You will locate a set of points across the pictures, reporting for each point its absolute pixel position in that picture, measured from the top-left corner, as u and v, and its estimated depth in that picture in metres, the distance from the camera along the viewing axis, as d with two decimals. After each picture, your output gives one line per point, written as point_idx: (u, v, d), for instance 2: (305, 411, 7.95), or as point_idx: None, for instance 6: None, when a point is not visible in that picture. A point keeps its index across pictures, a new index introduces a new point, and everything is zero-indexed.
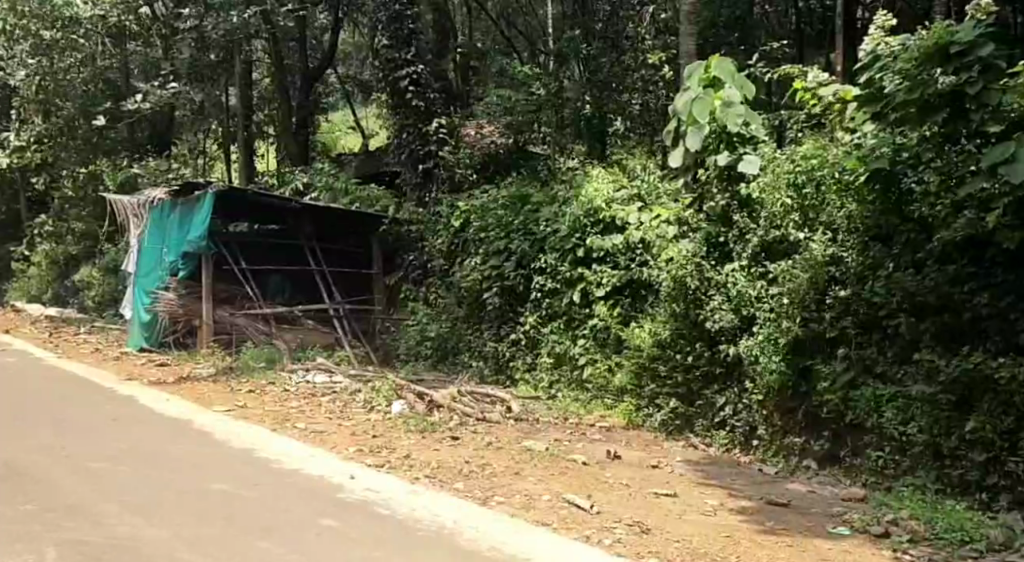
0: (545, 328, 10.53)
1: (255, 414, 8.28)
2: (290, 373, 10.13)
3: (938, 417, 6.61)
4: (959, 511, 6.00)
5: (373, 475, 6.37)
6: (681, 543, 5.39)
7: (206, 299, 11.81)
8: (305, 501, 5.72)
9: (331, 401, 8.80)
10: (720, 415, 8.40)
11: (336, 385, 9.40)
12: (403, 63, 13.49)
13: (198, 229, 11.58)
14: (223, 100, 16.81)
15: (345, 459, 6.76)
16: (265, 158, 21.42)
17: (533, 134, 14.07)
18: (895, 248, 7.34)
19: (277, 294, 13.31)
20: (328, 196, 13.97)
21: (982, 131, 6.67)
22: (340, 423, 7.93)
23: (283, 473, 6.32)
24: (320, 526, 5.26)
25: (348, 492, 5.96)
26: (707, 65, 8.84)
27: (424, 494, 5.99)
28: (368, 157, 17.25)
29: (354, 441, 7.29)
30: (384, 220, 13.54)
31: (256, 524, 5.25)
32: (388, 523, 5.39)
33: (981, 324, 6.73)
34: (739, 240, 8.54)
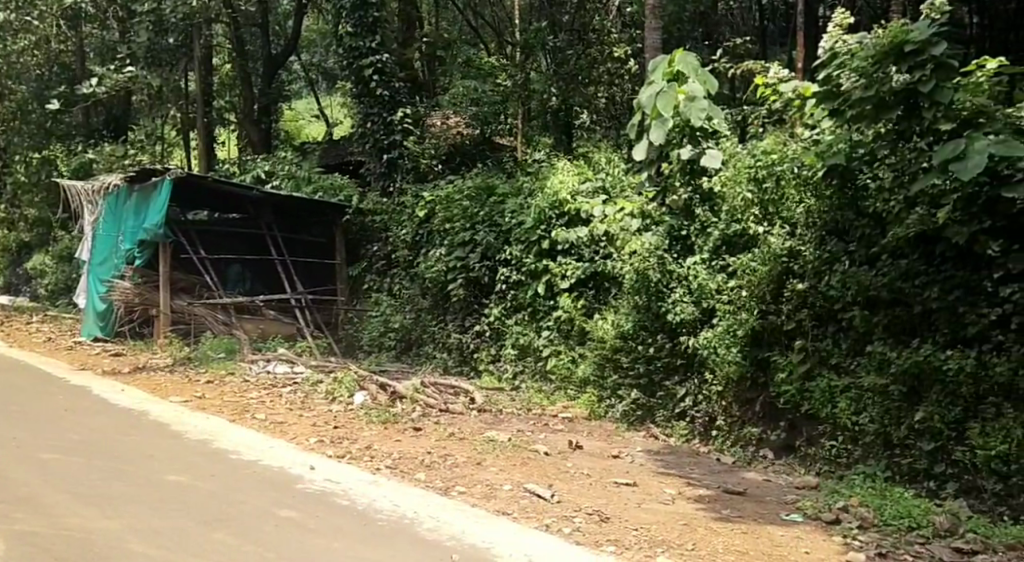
0: (510, 320, 10.60)
1: (212, 405, 8.25)
2: (250, 363, 10.11)
3: (888, 407, 6.80)
4: (907, 497, 6.16)
5: (335, 467, 6.40)
6: (639, 531, 5.50)
7: (163, 288, 11.63)
8: (262, 492, 5.73)
9: (292, 392, 8.77)
10: (680, 406, 8.52)
11: (297, 376, 9.41)
12: (368, 51, 13.51)
13: (154, 217, 11.44)
14: (181, 85, 16.52)
15: (306, 451, 6.78)
16: (226, 146, 21.24)
17: (500, 126, 14.59)
18: (851, 243, 7.51)
19: (237, 285, 13.31)
20: (290, 184, 13.95)
21: (933, 130, 6.83)
22: (300, 413, 7.95)
23: (241, 465, 6.33)
24: (278, 518, 5.28)
25: (309, 483, 5.98)
26: (671, 59, 8.92)
27: (386, 485, 6.03)
28: (332, 147, 17.07)
29: (314, 431, 7.33)
30: (347, 211, 13.33)
31: (212, 515, 5.27)
32: (348, 515, 5.40)
33: (930, 317, 6.87)
34: (701, 234, 8.72)
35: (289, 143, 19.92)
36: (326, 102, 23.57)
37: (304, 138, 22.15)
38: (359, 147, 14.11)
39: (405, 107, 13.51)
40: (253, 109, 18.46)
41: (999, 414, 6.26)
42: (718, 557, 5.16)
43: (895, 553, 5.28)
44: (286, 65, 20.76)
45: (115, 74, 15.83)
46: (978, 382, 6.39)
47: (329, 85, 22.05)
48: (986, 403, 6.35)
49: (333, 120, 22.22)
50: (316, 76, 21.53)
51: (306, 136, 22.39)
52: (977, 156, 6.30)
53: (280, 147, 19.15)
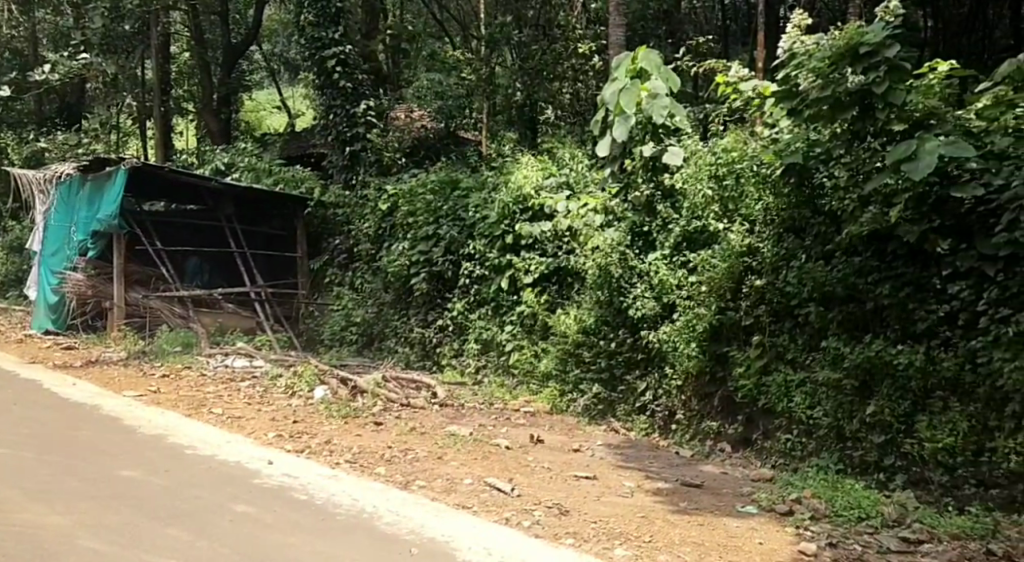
0: (473, 314, 10.65)
1: (168, 399, 8.19)
2: (208, 357, 10.05)
3: (841, 402, 6.96)
4: (858, 489, 6.31)
5: (294, 461, 6.42)
6: (597, 523, 5.58)
7: (117, 280, 11.49)
8: (218, 487, 5.73)
9: (251, 387, 8.74)
10: (640, 400, 8.62)
11: (256, 370, 9.38)
12: (331, 42, 13.50)
13: (108, 207, 11.28)
14: (137, 73, 16.48)
15: (264, 446, 6.77)
16: (184, 135, 20.99)
17: (465, 121, 15.14)
18: (807, 241, 7.66)
19: (195, 277, 13.17)
20: (248, 175, 13.82)
21: (886, 130, 6.99)
22: (259, 408, 7.93)
23: (198, 460, 6.31)
24: (233, 512, 5.29)
25: (268, 478, 5.99)
26: (634, 57, 9.04)
27: (346, 479, 6.06)
28: (293, 138, 16.98)
29: (272, 426, 7.32)
30: (309, 204, 13.28)
31: (166, 511, 5.25)
32: (306, 510, 5.42)
33: (882, 313, 7.03)
34: (662, 230, 8.84)
35: (250, 134, 19.75)
36: (287, 93, 23.44)
37: (265, 129, 21.95)
38: (322, 140, 14.08)
39: (368, 100, 13.52)
40: (212, 99, 18.30)
41: (946, 408, 6.45)
42: (675, 548, 5.27)
43: (845, 543, 5.42)
44: (247, 55, 20.52)
45: (68, 61, 15.11)
46: (926, 376, 6.56)
47: (292, 76, 21.87)
48: (934, 397, 6.52)
49: (295, 111, 22.05)
50: (277, 65, 21.30)
51: (267, 127, 22.19)
52: (927, 156, 6.47)
53: (240, 138, 19.00)
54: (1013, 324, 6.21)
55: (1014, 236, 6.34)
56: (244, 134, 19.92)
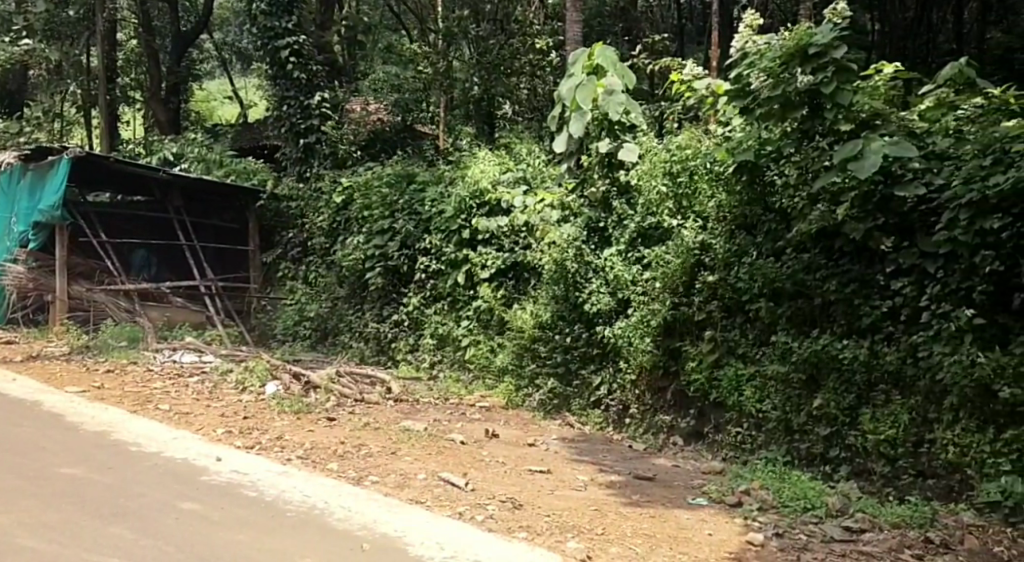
0: (429, 309, 10.69)
1: (112, 395, 8.07)
2: (155, 352, 9.92)
3: (789, 395, 7.13)
4: (804, 480, 6.46)
5: (242, 458, 6.39)
6: (551, 517, 5.66)
7: (59, 272, 11.13)
8: (163, 485, 5.68)
9: (200, 382, 8.65)
10: (596, 395, 8.72)
11: (205, 366, 9.31)
12: (284, 32, 13.37)
13: (51, 197, 11.04)
14: (81, 60, 16.23)
15: (212, 443, 6.72)
16: (130, 125, 20.65)
17: (421, 114, 14.75)
18: (759, 238, 7.80)
19: (142, 270, 12.94)
20: (199, 166, 13.76)
21: (834, 130, 7.12)
22: (208, 404, 7.88)
23: (142, 457, 6.25)
24: (180, 510, 5.27)
25: (215, 475, 5.97)
26: (591, 52, 9.03)
27: (296, 476, 6.05)
28: (246, 130, 16.85)
29: (221, 422, 7.28)
30: (261, 195, 13.24)
31: (109, 510, 5.20)
32: (256, 506, 5.43)
33: (829, 309, 7.19)
34: (617, 226, 8.95)
35: (200, 125, 19.48)
36: (239, 84, 23.20)
37: (215, 120, 21.64)
38: (276, 133, 13.98)
39: (323, 92, 13.46)
40: (160, 88, 18.04)
41: (888, 400, 6.63)
42: (626, 541, 5.36)
43: (791, 533, 5.55)
44: (197, 43, 20.21)
45: (11, 47, 15.38)
46: (871, 370, 6.74)
47: (244, 66, 21.58)
48: (877, 390, 6.70)
49: (246, 103, 21.75)
50: (230, 55, 21.00)
51: (218, 118, 21.88)
52: (873, 156, 6.63)
53: (189, 128, 18.75)
54: (953, 319, 6.39)
55: (954, 234, 6.47)
56: (194, 125, 19.67)
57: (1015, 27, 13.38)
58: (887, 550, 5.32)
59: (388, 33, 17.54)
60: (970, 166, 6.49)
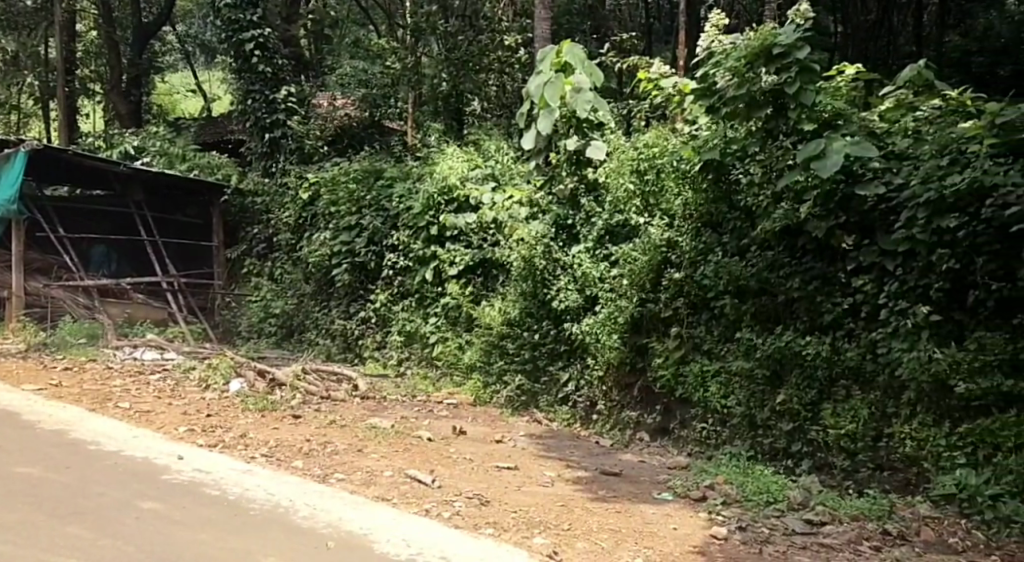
0: (396, 306, 10.67)
1: (71, 393, 7.97)
2: (115, 349, 9.81)
3: (753, 391, 7.22)
4: (767, 475, 6.57)
5: (204, 456, 6.35)
6: (517, 513, 5.69)
7: (15, 268, 10.69)
8: (124, 484, 5.64)
9: (161, 380, 8.58)
10: (563, 390, 8.78)
11: (167, 363, 9.24)
12: (249, 25, 13.32)
13: (8, 192, 10.71)
14: (40, 51, 16.13)
15: (174, 441, 6.68)
16: (90, 118, 20.36)
17: (390, 110, 14.87)
18: (725, 235, 7.89)
19: (101, 267, 12.82)
20: (161, 160, 13.68)
21: (797, 129, 7.22)
22: (169, 402, 7.82)
23: (101, 457, 6.19)
24: (139, 509, 5.23)
25: (177, 474, 5.93)
26: (559, 50, 9.08)
27: (260, 474, 6.04)
28: (210, 124, 16.71)
29: (184, 421, 7.22)
30: (225, 191, 13.06)
31: (67, 509, 5.16)
32: (217, 505, 5.40)
33: (793, 305, 7.29)
34: (585, 224, 9.01)
35: (163, 118, 19.28)
36: (203, 77, 22.96)
37: (178, 114, 21.37)
38: (242, 127, 13.91)
39: (288, 86, 13.49)
40: (120, 80, 17.82)
41: (849, 396, 6.73)
42: (592, 536, 5.41)
43: (753, 527, 5.64)
44: (159, 35, 19.95)
45: None
46: (832, 365, 6.84)
47: (208, 59, 21.32)
48: (838, 385, 6.82)
49: (210, 96, 21.51)
50: (193, 48, 20.75)
51: (180, 111, 21.62)
52: (835, 154, 6.73)
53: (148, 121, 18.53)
54: (911, 315, 6.50)
55: (912, 232, 6.57)
56: (156, 118, 19.45)
57: (972, 31, 14.19)
58: (847, 542, 5.42)
59: (355, 28, 17.46)
60: (928, 166, 6.62)
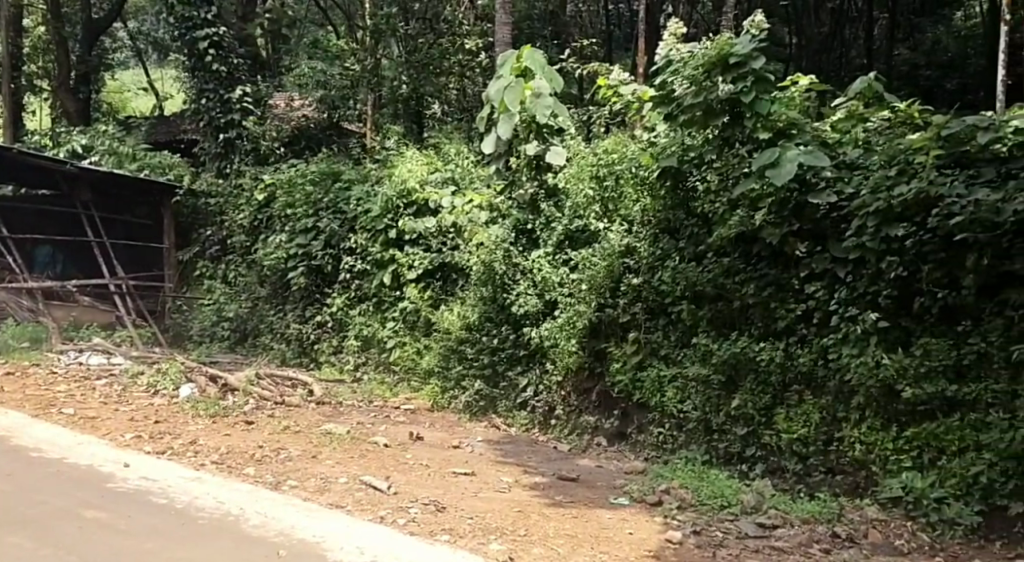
0: (353, 310, 10.61)
1: (12, 399, 7.80)
2: (59, 354, 9.59)
3: (708, 396, 7.30)
4: (720, 478, 6.65)
5: (151, 463, 6.26)
6: (474, 519, 5.70)
7: None
8: (67, 492, 5.54)
9: (108, 385, 8.42)
10: (522, 395, 8.80)
11: (114, 368, 9.07)
12: (202, 23, 13.17)
13: None
14: None
15: (121, 448, 6.58)
16: (37, 115, 20.11)
17: (348, 112, 14.56)
18: (681, 241, 7.97)
19: (45, 269, 12.95)
20: (110, 159, 13.52)
21: (752, 138, 7.37)
22: (117, 408, 7.69)
23: (44, 464, 6.08)
24: (82, 518, 5.14)
25: (122, 481, 5.84)
26: (519, 55, 8.98)
27: (209, 481, 5.97)
28: (162, 122, 16.54)
29: (131, 427, 7.11)
30: (177, 192, 12.90)
31: (8, 519, 5.06)
32: (165, 513, 5.33)
33: (748, 311, 7.37)
34: (545, 229, 9.07)
35: (112, 116, 19.13)
36: (155, 75, 22.71)
37: (129, 112, 21.08)
38: (195, 125, 13.78)
39: (244, 85, 13.38)
40: (68, 78, 17.88)
41: (801, 400, 6.83)
42: (549, 541, 5.43)
43: (708, 530, 5.70)
44: (108, 32, 19.70)
45: None
46: (785, 370, 6.93)
47: (161, 57, 21.10)
48: (791, 390, 6.91)
49: (161, 95, 21.26)
50: (144, 45, 20.52)
51: (132, 110, 21.34)
52: (789, 163, 6.84)
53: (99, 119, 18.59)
54: (860, 321, 6.61)
55: (862, 240, 6.68)
56: (106, 116, 19.12)
57: (919, 45, 15.23)
58: (798, 545, 5.49)
59: (313, 29, 17.48)
60: (877, 176, 6.74)
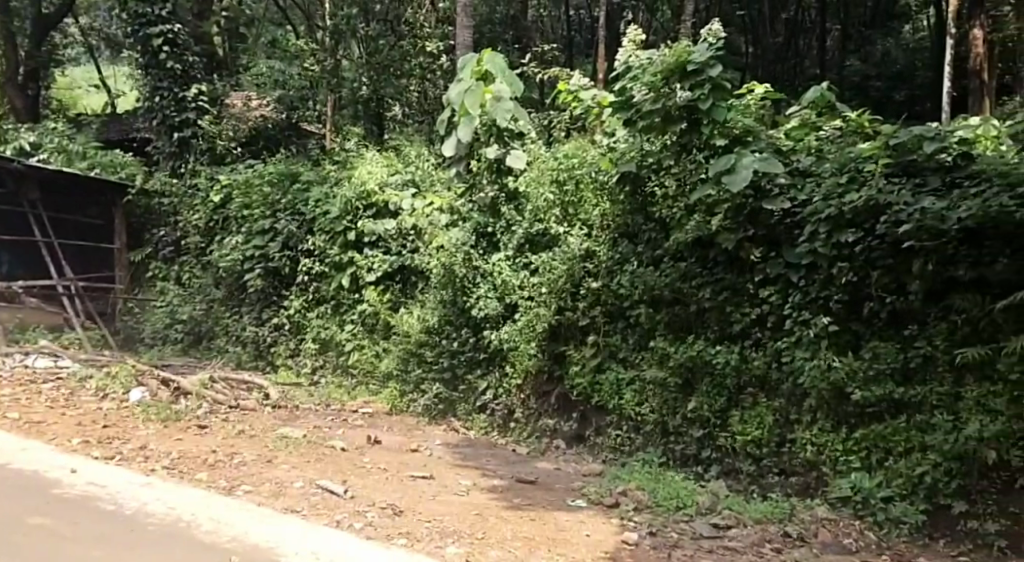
0: (311, 313, 10.56)
1: None
2: (5, 356, 9.40)
3: (665, 398, 7.40)
4: (676, 480, 6.75)
5: (99, 469, 6.19)
6: (432, 523, 5.71)
7: None
8: (13, 500, 5.46)
9: (55, 388, 8.29)
10: (481, 399, 8.83)
11: (63, 371, 8.92)
12: (156, 20, 13.01)
13: None
14: None
15: (69, 453, 6.50)
16: None
17: (308, 113, 14.74)
18: (640, 245, 8.04)
19: None
20: (59, 157, 13.26)
21: (709, 144, 7.49)
22: (65, 412, 7.58)
23: None
24: (27, 525, 5.08)
25: (70, 487, 5.77)
26: (479, 58, 9.00)
27: (160, 486, 5.92)
28: (114, 120, 16.34)
29: (79, 432, 7.01)
30: (129, 191, 12.79)
31: None
32: (115, 520, 5.27)
33: (704, 314, 7.47)
34: (506, 232, 9.05)
35: (62, 112, 18.86)
36: (108, 72, 22.42)
37: (80, 109, 20.78)
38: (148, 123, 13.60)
39: (199, 84, 13.21)
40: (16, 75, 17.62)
41: (755, 403, 6.95)
42: (505, 544, 5.46)
43: (663, 531, 5.77)
44: (59, 27, 19.40)
45: None
46: (740, 373, 7.04)
47: (114, 54, 20.85)
48: (746, 393, 7.02)
49: (113, 92, 20.99)
50: (97, 41, 20.26)
51: (83, 107, 21.03)
52: (744, 170, 6.97)
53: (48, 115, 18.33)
54: (812, 325, 6.73)
55: (814, 246, 6.81)
56: (56, 113, 18.85)
57: (869, 55, 15.72)
58: (750, 545, 5.58)
59: (271, 28, 17.45)
60: (829, 183, 6.88)
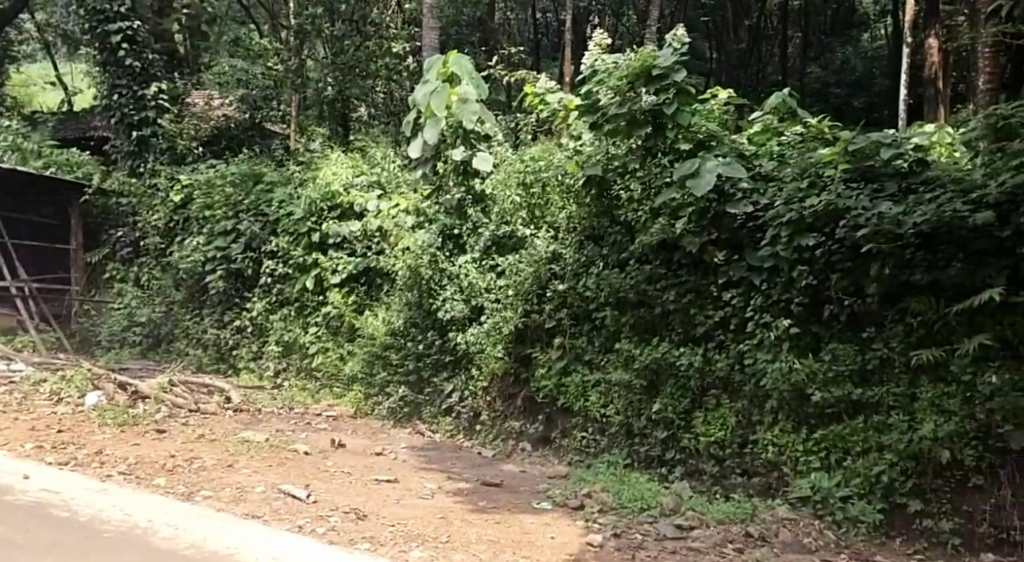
0: (274, 315, 10.47)
1: None
2: None
3: (630, 400, 7.44)
4: (639, 481, 6.79)
5: (53, 475, 6.10)
6: (396, 526, 5.69)
7: None
8: None
9: (9, 393, 8.13)
10: (447, 401, 8.81)
11: (17, 375, 8.76)
12: (116, 16, 12.83)
13: None
14: None
15: (22, 460, 6.38)
16: None
17: (271, 113, 14.56)
18: (606, 248, 8.08)
19: None
20: (15, 156, 13.01)
21: (673, 148, 7.56)
22: (18, 417, 7.44)
23: None
24: None
25: (23, 494, 5.67)
26: (446, 60, 9.00)
27: (116, 492, 5.85)
28: (71, 118, 16.07)
29: (32, 438, 6.88)
30: (85, 191, 12.60)
31: None
32: (70, 527, 5.20)
33: (668, 317, 7.52)
34: (473, 234, 9.05)
35: (16, 109, 18.47)
36: (65, 68, 22.02)
37: (36, 107, 20.40)
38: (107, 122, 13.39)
39: (159, 83, 13.03)
40: None
41: (718, 405, 7.01)
42: (470, 547, 5.46)
43: (627, 533, 5.80)
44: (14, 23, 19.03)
45: None
46: (704, 375, 7.09)
47: (71, 51, 20.49)
48: (709, 394, 7.08)
49: (70, 90, 20.63)
50: (53, 37, 19.90)
51: (39, 104, 20.65)
52: (709, 174, 7.03)
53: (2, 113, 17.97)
54: (774, 327, 6.80)
55: (776, 249, 6.88)
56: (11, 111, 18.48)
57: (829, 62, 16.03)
58: (713, 545, 5.63)
59: (233, 26, 17.27)
60: (791, 187, 6.98)
